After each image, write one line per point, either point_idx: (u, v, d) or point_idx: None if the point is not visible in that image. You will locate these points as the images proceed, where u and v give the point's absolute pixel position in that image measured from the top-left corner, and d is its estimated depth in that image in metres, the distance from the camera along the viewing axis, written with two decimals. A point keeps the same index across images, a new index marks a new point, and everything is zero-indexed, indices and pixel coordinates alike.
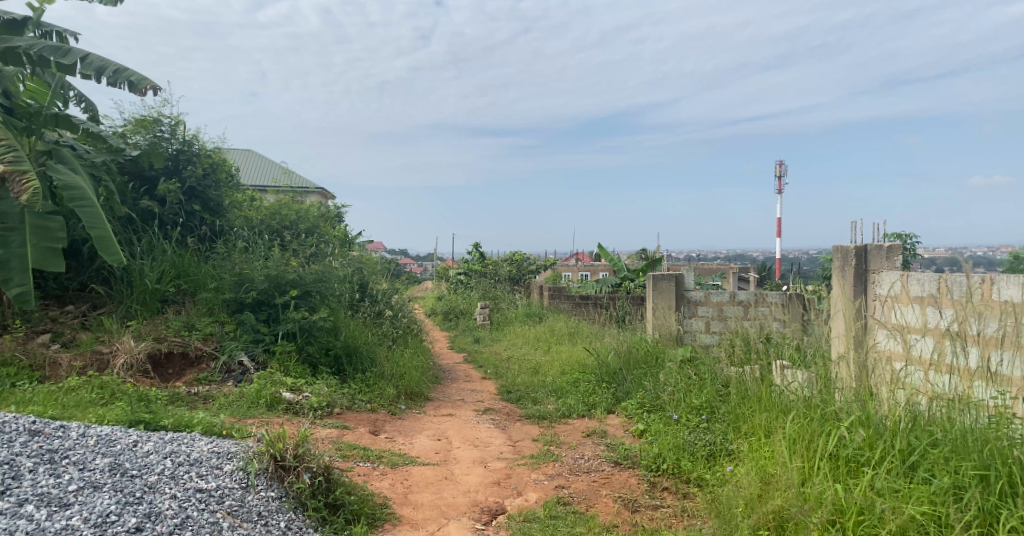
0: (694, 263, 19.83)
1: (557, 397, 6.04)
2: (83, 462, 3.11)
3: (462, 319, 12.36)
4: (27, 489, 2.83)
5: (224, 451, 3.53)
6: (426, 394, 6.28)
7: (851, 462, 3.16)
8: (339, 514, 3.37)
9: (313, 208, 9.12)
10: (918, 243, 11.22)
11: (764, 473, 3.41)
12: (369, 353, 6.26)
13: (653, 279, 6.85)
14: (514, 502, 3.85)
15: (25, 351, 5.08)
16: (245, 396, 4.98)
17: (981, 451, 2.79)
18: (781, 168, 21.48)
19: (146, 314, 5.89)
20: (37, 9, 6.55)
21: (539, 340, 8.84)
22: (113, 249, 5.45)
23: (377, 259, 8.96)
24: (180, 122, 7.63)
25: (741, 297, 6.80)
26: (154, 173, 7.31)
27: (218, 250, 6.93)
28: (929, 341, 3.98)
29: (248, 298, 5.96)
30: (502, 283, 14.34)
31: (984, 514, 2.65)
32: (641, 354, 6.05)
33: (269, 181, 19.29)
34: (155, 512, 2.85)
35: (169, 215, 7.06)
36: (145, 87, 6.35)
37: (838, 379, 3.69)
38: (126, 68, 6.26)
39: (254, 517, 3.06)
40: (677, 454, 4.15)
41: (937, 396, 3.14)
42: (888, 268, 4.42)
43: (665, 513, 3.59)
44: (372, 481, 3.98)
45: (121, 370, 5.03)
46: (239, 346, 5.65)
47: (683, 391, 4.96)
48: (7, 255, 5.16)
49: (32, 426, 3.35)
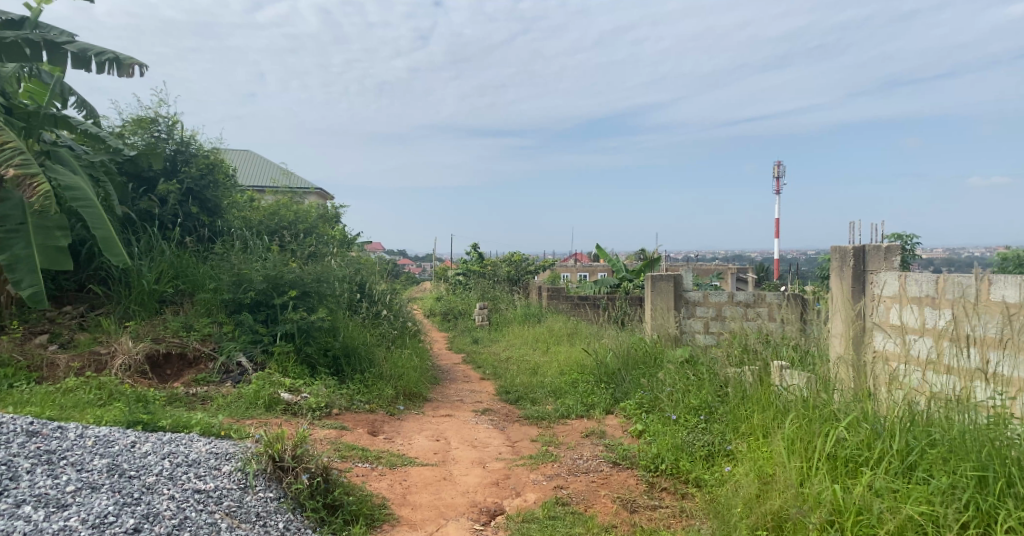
0: (693, 264, 19.86)
1: (556, 397, 6.05)
2: (81, 463, 3.11)
3: (461, 319, 12.36)
4: (25, 490, 2.82)
5: (222, 452, 3.53)
6: (425, 395, 6.27)
7: (851, 461, 3.17)
8: (338, 514, 3.37)
9: (312, 209, 9.12)
10: (917, 243, 11.20)
11: (762, 473, 3.42)
12: (367, 354, 6.25)
13: (653, 279, 6.86)
14: (513, 502, 3.85)
15: (22, 352, 5.07)
16: (244, 396, 4.98)
17: (980, 451, 2.80)
18: (781, 168, 21.54)
19: (144, 315, 5.88)
20: (36, 9, 6.55)
21: (538, 341, 8.85)
22: (117, 249, 5.44)
23: (376, 260, 8.96)
24: (177, 121, 7.62)
25: (740, 297, 6.81)
26: (153, 174, 7.31)
27: (217, 250, 6.94)
28: (927, 341, 3.98)
29: (246, 297, 5.96)
30: (502, 284, 14.32)
31: (982, 514, 2.66)
32: (640, 355, 6.06)
33: (269, 181, 19.29)
34: (154, 513, 2.86)
35: (168, 215, 7.06)
36: (131, 64, 6.37)
37: (837, 379, 3.70)
38: (112, 49, 6.30)
39: (253, 517, 3.06)
40: (676, 454, 4.15)
41: (936, 395, 3.15)
42: (887, 268, 4.44)
43: (664, 513, 3.60)
44: (371, 481, 3.99)
45: (120, 370, 5.02)
46: (238, 347, 5.65)
47: (682, 391, 4.96)
48: (12, 256, 5.15)
49: (29, 427, 3.34)
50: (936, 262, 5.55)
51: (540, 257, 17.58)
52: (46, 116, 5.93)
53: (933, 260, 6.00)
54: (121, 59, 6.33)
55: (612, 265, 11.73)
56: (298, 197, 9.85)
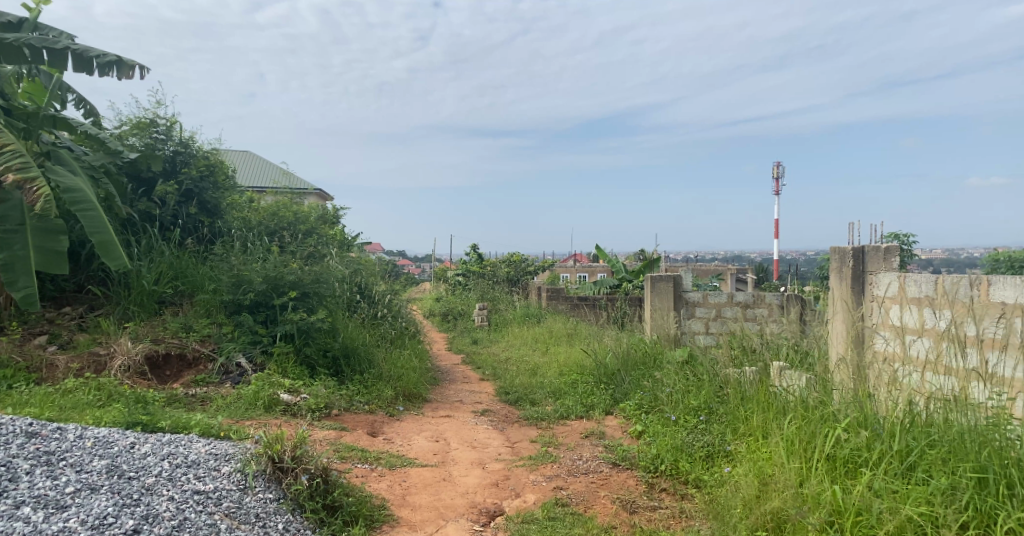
0: (692, 264, 19.88)
1: (556, 398, 6.04)
2: (80, 464, 3.10)
3: (460, 320, 12.37)
4: (23, 491, 2.82)
5: (222, 453, 3.52)
6: (425, 395, 6.27)
7: (850, 462, 3.17)
8: (337, 515, 3.36)
9: (312, 210, 9.11)
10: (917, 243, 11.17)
11: (762, 473, 3.42)
12: (367, 355, 6.24)
13: (652, 280, 6.85)
14: (512, 503, 3.85)
15: (21, 353, 5.07)
16: (243, 397, 4.97)
17: (979, 452, 2.79)
18: (781, 169, 21.55)
19: (143, 315, 5.88)
20: (36, 10, 6.55)
21: (537, 342, 8.85)
22: (117, 253, 5.44)
23: (376, 261, 8.96)
24: (177, 122, 7.61)
25: (740, 298, 6.81)
26: (152, 175, 7.31)
27: (216, 251, 6.94)
28: (927, 342, 3.98)
29: (245, 299, 5.96)
30: (501, 284, 14.34)
31: (981, 515, 2.66)
32: (639, 355, 6.06)
33: (269, 182, 19.33)
34: (152, 514, 2.85)
35: (167, 217, 7.07)
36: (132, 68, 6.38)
37: (837, 380, 3.70)
38: (113, 54, 6.31)
39: (252, 519, 3.05)
40: (675, 455, 4.15)
41: (936, 396, 3.14)
42: (886, 269, 4.44)
43: (664, 514, 3.59)
44: (370, 482, 3.98)
45: (119, 371, 5.02)
46: (238, 347, 5.65)
47: (682, 392, 4.96)
48: (11, 258, 5.15)
49: (28, 428, 3.34)
50: (935, 262, 5.55)
51: (540, 258, 17.59)
52: (45, 117, 5.93)
53: (933, 261, 6.00)
54: (120, 60, 6.33)
55: (612, 265, 11.73)
56: (298, 198, 9.85)
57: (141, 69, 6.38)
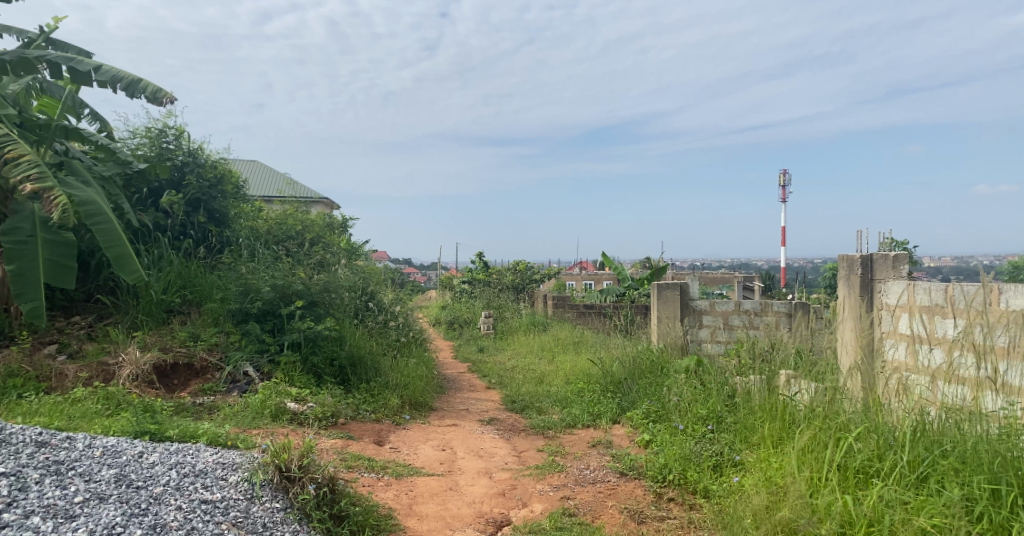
0: (697, 272, 19.86)
1: (562, 406, 6.05)
2: (88, 473, 3.12)
3: (466, 328, 12.44)
4: (33, 501, 2.82)
5: (230, 462, 3.51)
6: (431, 404, 6.26)
7: (861, 473, 3.15)
8: (344, 525, 3.35)
9: (319, 218, 9.13)
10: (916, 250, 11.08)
11: (771, 482, 3.40)
12: (373, 363, 6.23)
13: (658, 288, 6.82)
14: (519, 513, 3.84)
15: (32, 363, 5.11)
16: (250, 406, 4.96)
17: (992, 463, 2.78)
18: (786, 176, 21.58)
19: (152, 324, 5.92)
20: (54, 25, 6.63)
21: (543, 349, 8.88)
22: (132, 266, 5.45)
23: (382, 268, 8.97)
24: (186, 132, 7.66)
25: (747, 306, 6.78)
26: (160, 185, 7.36)
27: (224, 260, 6.99)
28: (939, 351, 3.96)
29: (253, 307, 5.93)
30: (506, 292, 14.48)
31: (995, 526, 2.66)
32: (646, 365, 5.99)
33: (275, 193, 19.49)
34: (160, 524, 2.85)
35: (175, 227, 7.15)
36: (163, 99, 6.42)
37: (847, 390, 3.67)
38: (143, 81, 6.37)
39: (259, 528, 3.05)
40: (683, 465, 4.10)
41: (947, 406, 3.13)
42: (894, 277, 4.40)
43: (671, 524, 3.56)
44: (376, 492, 3.97)
45: (127, 381, 5.06)
46: (245, 357, 5.63)
47: (688, 400, 4.94)
48: (22, 269, 5.17)
49: (39, 437, 3.35)
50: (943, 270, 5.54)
51: (544, 264, 17.63)
52: (57, 128, 5.96)
53: (941, 267, 5.96)
54: (140, 82, 6.36)
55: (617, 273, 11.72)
56: (304, 205, 9.89)
57: (172, 99, 6.43)
